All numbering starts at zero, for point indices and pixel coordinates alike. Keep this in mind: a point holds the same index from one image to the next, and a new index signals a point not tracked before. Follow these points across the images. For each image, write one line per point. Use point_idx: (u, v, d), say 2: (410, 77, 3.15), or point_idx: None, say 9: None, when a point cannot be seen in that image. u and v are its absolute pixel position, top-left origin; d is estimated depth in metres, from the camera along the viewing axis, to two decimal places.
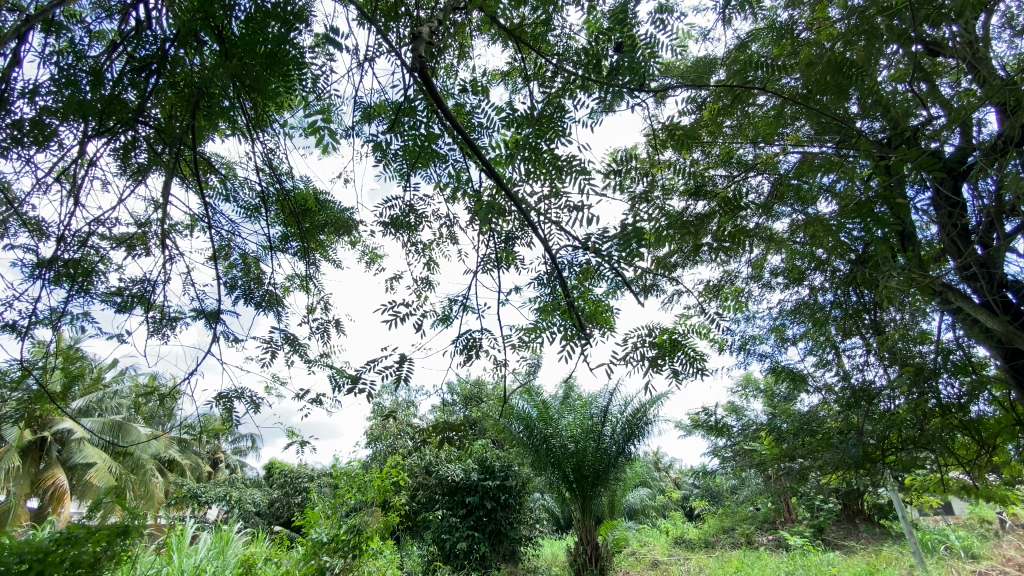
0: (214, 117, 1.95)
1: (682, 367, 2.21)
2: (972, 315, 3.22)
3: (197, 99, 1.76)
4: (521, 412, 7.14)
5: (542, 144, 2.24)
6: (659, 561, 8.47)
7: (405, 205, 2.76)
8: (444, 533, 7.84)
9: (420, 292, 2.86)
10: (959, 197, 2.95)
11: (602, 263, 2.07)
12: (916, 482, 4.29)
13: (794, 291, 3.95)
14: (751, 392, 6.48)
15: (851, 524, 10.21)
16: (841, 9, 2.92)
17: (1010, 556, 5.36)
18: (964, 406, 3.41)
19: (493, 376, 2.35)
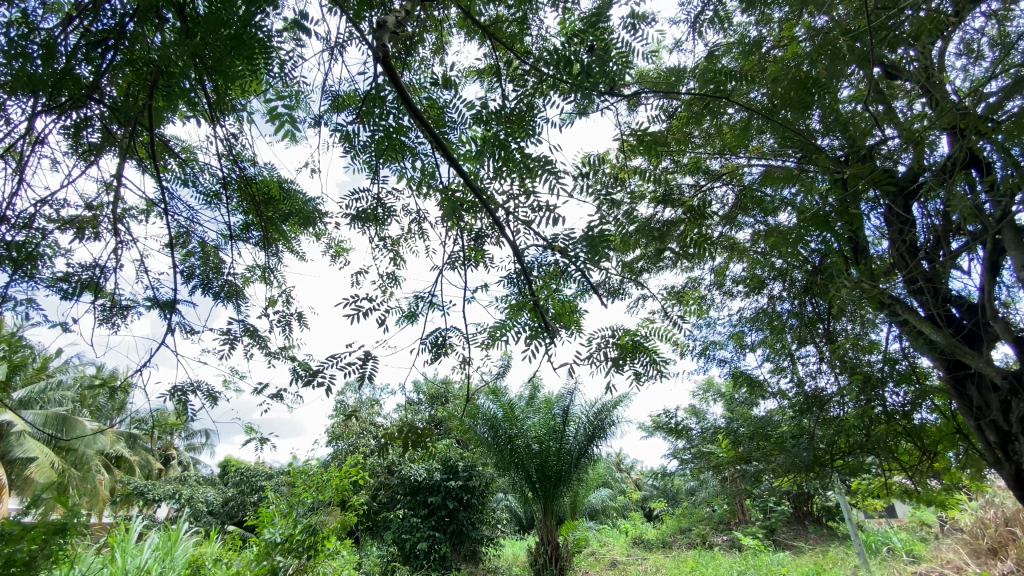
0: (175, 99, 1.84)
1: (643, 369, 2.28)
2: (917, 327, 3.40)
3: (156, 79, 1.66)
4: (486, 412, 7.14)
5: (512, 143, 2.25)
6: (618, 561, 8.58)
7: (373, 198, 2.71)
8: (404, 533, 7.74)
9: (386, 287, 2.81)
10: (908, 215, 3.12)
11: (569, 263, 2.10)
12: (862, 486, 4.49)
13: (754, 299, 4.07)
14: (711, 396, 6.64)
15: (801, 524, 10.60)
16: (806, 28, 3.03)
17: (946, 556, 5.66)
18: (908, 414, 3.64)
19: (459, 375, 2.34)
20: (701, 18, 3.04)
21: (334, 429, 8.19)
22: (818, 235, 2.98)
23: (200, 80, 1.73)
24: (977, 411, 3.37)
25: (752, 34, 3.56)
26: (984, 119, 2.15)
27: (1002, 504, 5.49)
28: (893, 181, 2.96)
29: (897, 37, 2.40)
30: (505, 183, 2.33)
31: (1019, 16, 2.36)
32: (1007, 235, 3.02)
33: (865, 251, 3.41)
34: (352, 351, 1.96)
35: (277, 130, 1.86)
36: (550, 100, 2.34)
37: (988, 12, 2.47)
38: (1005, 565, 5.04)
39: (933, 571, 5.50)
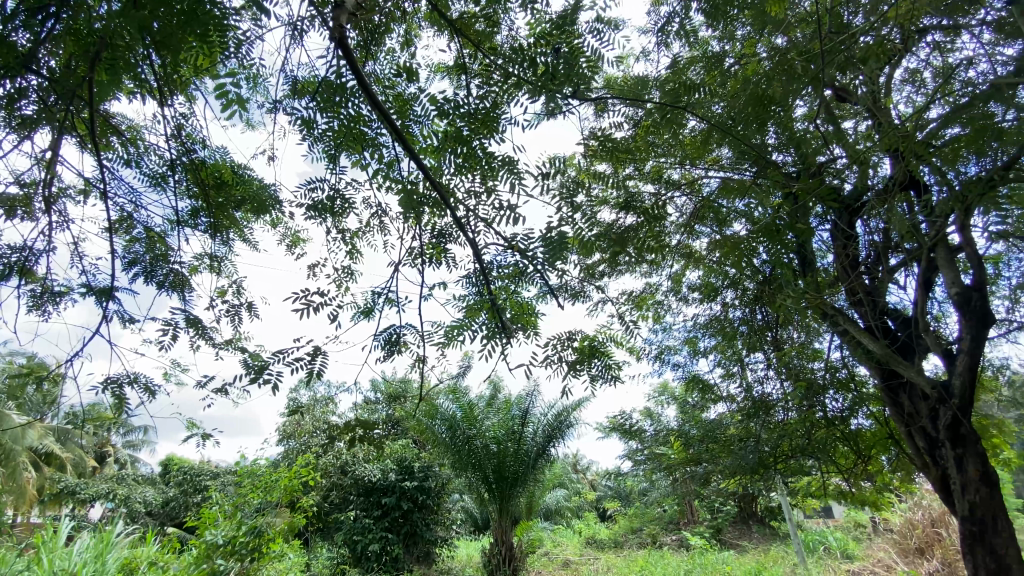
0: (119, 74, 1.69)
1: (598, 373, 2.32)
2: (856, 337, 3.60)
3: (100, 51, 1.51)
4: (444, 412, 7.07)
5: (475, 141, 2.24)
6: (570, 561, 8.68)
7: (331, 189, 2.61)
8: (356, 534, 7.57)
9: (341, 282, 2.72)
10: (851, 231, 3.29)
11: (528, 264, 2.12)
12: (803, 487, 4.70)
13: (708, 306, 4.20)
14: (665, 399, 6.81)
15: (745, 524, 11.01)
16: (766, 47, 3.15)
17: (877, 555, 6.00)
18: (846, 419, 3.83)
19: (414, 373, 2.31)
20: (668, 29, 3.11)
21: (286, 428, 7.91)
22: (770, 247, 3.09)
23: (149, 56, 1.61)
24: (908, 418, 3.60)
25: (716, 49, 3.67)
26: (922, 144, 2.30)
27: (929, 506, 5.85)
28: (840, 198, 3.11)
29: (848, 61, 2.52)
30: (467, 180, 2.31)
31: (957, 50, 2.53)
32: (939, 254, 3.23)
33: (812, 264, 3.58)
34: (301, 346, 1.90)
35: (227, 113, 1.77)
36: (516, 99, 2.34)
37: (930, 44, 2.64)
38: (929, 563, 5.37)
39: (865, 569, 5.80)
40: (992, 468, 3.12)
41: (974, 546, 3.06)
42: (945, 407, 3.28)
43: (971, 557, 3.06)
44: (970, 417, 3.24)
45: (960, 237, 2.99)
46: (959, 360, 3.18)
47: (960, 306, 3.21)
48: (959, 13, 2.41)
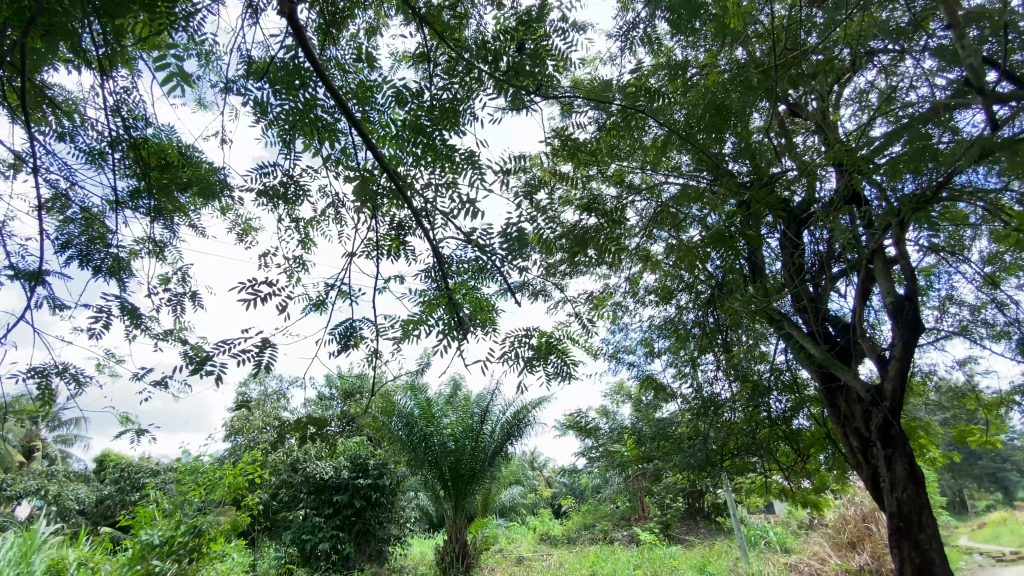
0: (53, 41, 1.57)
1: (554, 370, 2.34)
2: (800, 341, 3.78)
3: (33, 12, 1.40)
4: (401, 408, 6.98)
5: (436, 133, 2.21)
6: (523, 557, 8.73)
7: (284, 175, 2.50)
8: (305, 533, 7.37)
9: (292, 272, 2.62)
10: (799, 240, 3.46)
11: (488, 258, 2.13)
12: (747, 484, 4.90)
13: (663, 308, 4.31)
14: (622, 398, 6.94)
15: (693, 519, 11.38)
16: (726, 60, 3.25)
17: (814, 548, 6.33)
18: (787, 419, 4.04)
19: (367, 367, 2.26)
20: (634, 35, 3.16)
21: (234, 423, 7.59)
22: (723, 252, 3.20)
23: (88, 22, 1.49)
24: (844, 419, 3.82)
25: (679, 58, 3.77)
26: (865, 160, 2.43)
27: (861, 502, 6.24)
28: (788, 209, 3.25)
29: (801, 77, 2.64)
30: (427, 172, 2.27)
31: (901, 73, 2.69)
32: (877, 265, 3.43)
33: (761, 270, 3.73)
34: (247, 337, 1.82)
35: (169, 90, 1.67)
36: (481, 92, 2.32)
37: (876, 66, 2.80)
38: (860, 556, 5.72)
39: (802, 562, 6.11)
40: (917, 466, 3.35)
41: (901, 541, 3.28)
42: (878, 409, 3.49)
43: (898, 551, 3.28)
44: (899, 419, 3.46)
45: (896, 249, 3.18)
46: (891, 365, 3.39)
47: (894, 315, 3.42)
48: (903, 39, 2.56)
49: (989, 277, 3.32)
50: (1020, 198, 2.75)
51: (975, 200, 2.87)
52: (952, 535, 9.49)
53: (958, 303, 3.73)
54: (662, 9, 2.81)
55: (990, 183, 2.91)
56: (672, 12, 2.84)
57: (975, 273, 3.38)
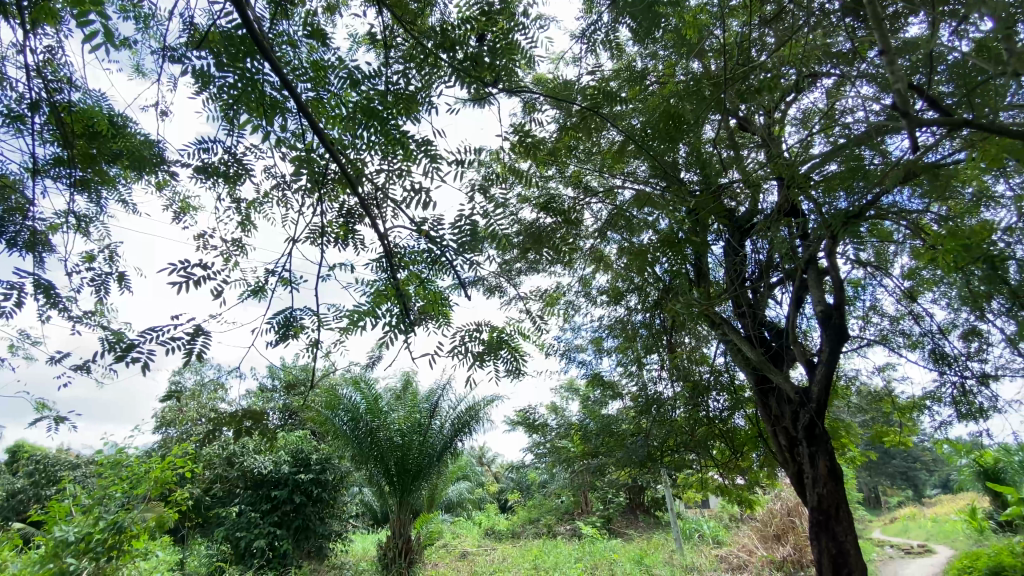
0: None
1: (504, 365, 2.36)
2: (738, 345, 3.97)
3: None
4: (347, 402, 6.80)
5: (390, 119, 2.15)
6: (467, 552, 8.73)
7: (225, 152, 2.36)
8: (239, 530, 7.06)
9: (229, 256, 2.48)
10: (742, 249, 3.63)
11: (438, 250, 2.10)
12: (685, 480, 5.11)
13: (613, 309, 4.41)
14: (571, 394, 7.06)
15: (633, 514, 11.74)
16: (683, 70, 3.36)
17: (743, 541, 6.69)
18: (724, 418, 4.24)
19: (309, 359, 2.18)
20: (597, 39, 3.20)
21: (165, 414, 7.16)
22: (670, 257, 3.31)
23: None
24: (774, 419, 4.05)
25: (639, 66, 3.85)
26: (805, 176, 2.58)
27: (786, 497, 6.64)
28: (733, 218, 3.40)
29: (752, 93, 2.76)
30: (379, 160, 2.21)
31: (840, 96, 2.86)
32: (810, 275, 3.65)
33: (706, 275, 3.89)
34: (178, 324, 1.71)
35: (91, 47, 1.52)
36: (439, 81, 2.26)
37: (819, 87, 2.97)
38: (784, 547, 6.11)
39: (731, 554, 6.44)
40: (837, 464, 3.60)
41: (820, 533, 3.53)
42: (805, 410, 3.72)
43: (817, 543, 3.52)
44: (823, 419, 3.70)
45: (828, 262, 3.39)
46: (819, 369, 3.62)
47: (823, 322, 3.64)
48: (843, 64, 2.73)
49: (907, 290, 3.60)
50: (937, 219, 2.99)
51: (899, 219, 3.11)
52: (865, 527, 10.27)
53: (880, 313, 4.02)
54: (625, 15, 2.85)
55: (911, 204, 3.15)
56: (634, 19, 2.90)
57: (896, 286, 3.66)
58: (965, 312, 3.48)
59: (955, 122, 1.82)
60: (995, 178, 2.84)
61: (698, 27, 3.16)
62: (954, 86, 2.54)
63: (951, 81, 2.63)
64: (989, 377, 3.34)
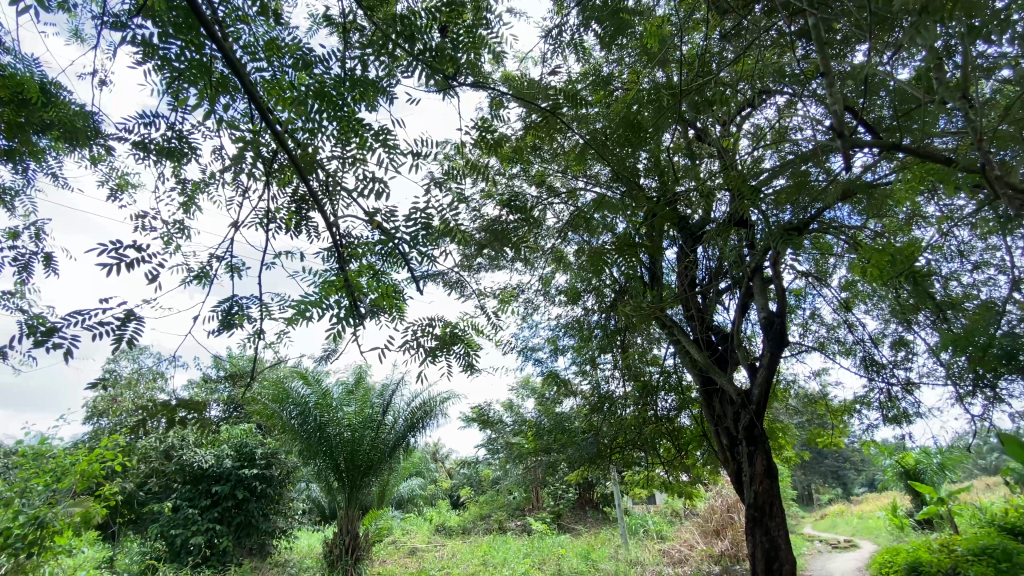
0: None
1: (457, 359, 2.35)
2: (687, 347, 4.11)
3: None
4: (296, 396, 6.60)
5: (345, 104, 2.09)
6: (416, 548, 8.67)
7: (169, 129, 2.23)
8: (175, 527, 6.73)
9: (170, 238, 2.34)
10: (693, 255, 3.74)
11: (391, 242, 2.05)
12: (632, 477, 5.25)
13: (571, 309, 4.47)
14: (526, 392, 7.10)
15: (583, 510, 11.96)
16: (647, 78, 3.43)
17: (685, 536, 6.94)
18: (671, 417, 4.38)
19: (252, 349, 2.10)
20: (564, 41, 3.22)
21: (97, 405, 6.72)
22: (627, 259, 3.38)
23: None
24: (717, 418, 4.24)
25: (604, 72, 3.92)
26: (755, 188, 2.68)
27: (726, 494, 6.94)
28: (687, 224, 3.51)
29: (710, 106, 2.85)
30: (334, 146, 2.15)
31: (790, 113, 3.00)
32: (755, 283, 3.81)
33: (659, 278, 3.99)
34: (108, 309, 1.58)
35: (15, 6, 1.39)
36: (398, 70, 2.21)
37: (771, 104, 3.10)
38: (722, 542, 6.40)
39: (673, 549, 6.67)
40: (773, 463, 3.80)
41: (754, 527, 3.72)
42: (746, 411, 3.91)
43: (752, 537, 3.71)
44: (762, 420, 3.90)
45: (772, 271, 3.56)
46: (760, 373, 3.80)
47: (766, 328, 3.82)
48: (795, 83, 2.86)
49: (843, 300, 3.83)
50: (873, 236, 3.19)
51: (839, 233, 3.29)
52: (797, 522, 10.89)
53: (818, 321, 4.25)
54: (592, 20, 2.87)
55: (850, 219, 3.34)
56: (602, 24, 2.93)
57: (833, 296, 3.88)
58: (893, 323, 3.73)
59: (889, 145, 1.92)
60: (925, 201, 3.05)
61: (662, 38, 3.23)
62: (892, 111, 2.71)
63: (888, 106, 2.81)
64: (911, 385, 3.60)
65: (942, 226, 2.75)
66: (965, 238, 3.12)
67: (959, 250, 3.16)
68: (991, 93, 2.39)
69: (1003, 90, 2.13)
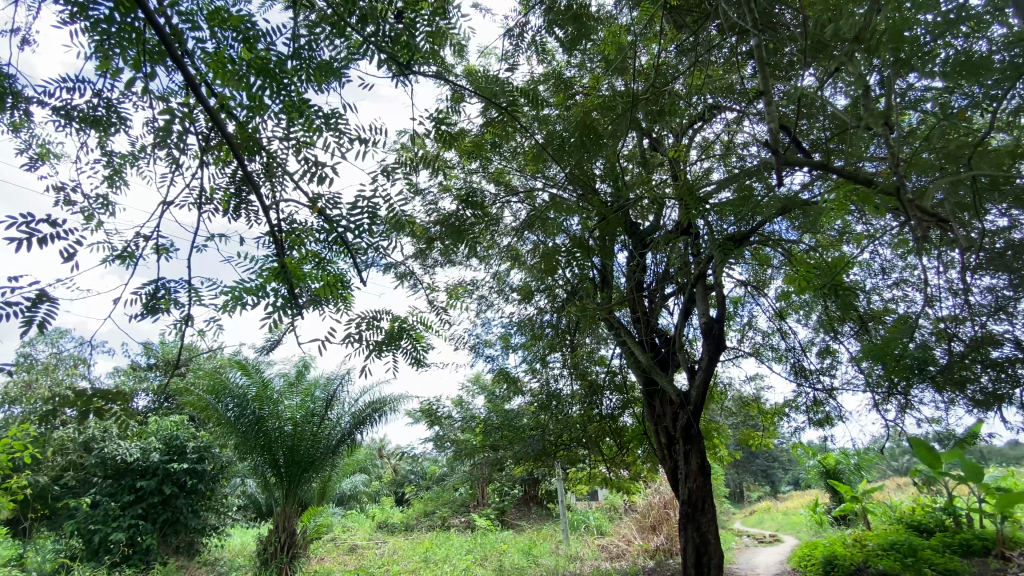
0: None
1: (404, 354, 2.31)
2: (632, 348, 4.22)
3: None
4: (233, 388, 6.31)
5: (291, 83, 2.00)
6: (357, 546, 8.49)
7: (96, 97, 2.05)
8: (93, 524, 6.29)
9: (91, 213, 2.16)
10: (642, 259, 3.84)
11: (333, 230, 1.99)
12: (576, 474, 5.34)
13: (523, 307, 4.48)
14: (476, 388, 7.07)
15: (527, 506, 12.06)
16: (606, 85, 3.49)
17: (624, 532, 7.14)
18: (615, 416, 4.50)
19: (179, 336, 1.97)
20: (526, 41, 3.21)
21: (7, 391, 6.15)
22: (579, 260, 3.42)
23: None
24: (657, 418, 4.39)
25: (566, 75, 3.96)
26: (702, 199, 2.78)
27: (664, 491, 7.20)
28: (637, 230, 3.59)
29: (664, 117, 2.92)
30: (278, 128, 2.06)
31: (738, 129, 3.13)
32: (698, 290, 3.96)
33: (609, 281, 4.07)
34: (13, 288, 1.43)
35: None
36: (352, 54, 2.14)
37: (721, 118, 3.22)
38: (658, 537, 6.64)
39: (612, 544, 6.87)
40: (707, 462, 3.98)
41: (688, 523, 3.89)
42: (684, 412, 4.08)
43: (685, 533, 3.89)
44: (698, 421, 4.07)
45: (714, 278, 3.71)
46: (698, 376, 3.97)
47: (706, 333, 3.98)
48: (743, 100, 2.98)
49: (778, 310, 4.05)
50: (807, 250, 3.38)
51: (776, 246, 3.47)
52: (728, 518, 11.45)
53: (755, 328, 4.47)
54: (555, 23, 2.89)
55: (787, 233, 3.52)
56: (566, 28, 2.94)
57: (770, 305, 4.10)
58: (821, 333, 3.97)
59: (824, 166, 2.03)
60: (854, 219, 3.26)
61: (621, 47, 3.30)
62: (830, 134, 2.87)
63: (826, 129, 2.97)
64: (835, 391, 3.85)
65: (867, 244, 2.95)
66: (887, 256, 3.36)
67: (880, 267, 3.40)
68: (914, 123, 2.58)
69: (924, 121, 2.31)
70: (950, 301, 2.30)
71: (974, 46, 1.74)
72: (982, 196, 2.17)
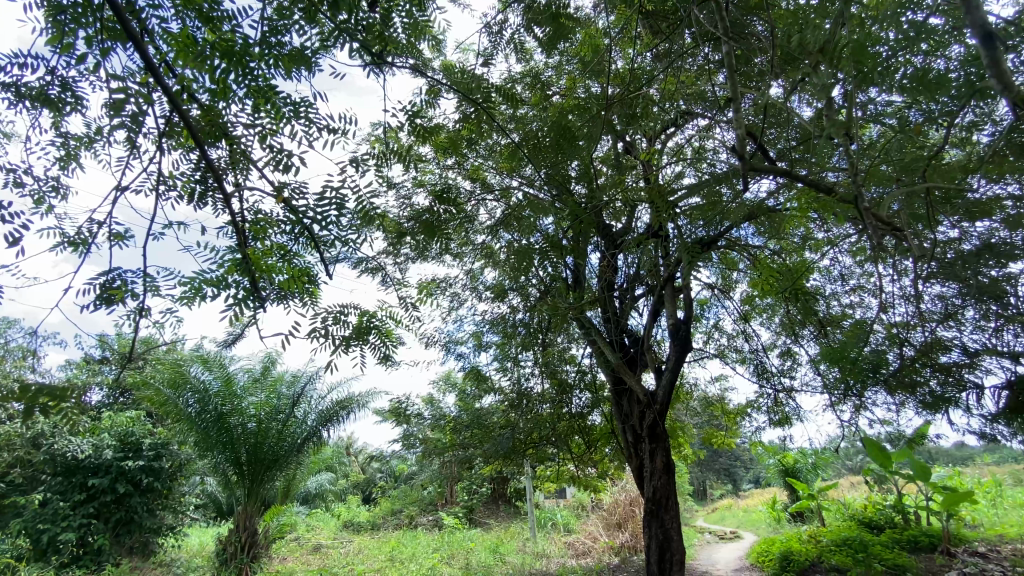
0: None
1: (372, 349, 2.28)
2: (601, 348, 4.27)
3: None
4: (195, 382, 6.10)
5: (257, 68, 1.94)
6: (321, 545, 8.33)
7: (49, 75, 1.95)
8: (40, 523, 5.98)
9: (42, 196, 2.06)
10: (613, 260, 3.89)
11: (299, 220, 1.95)
12: (545, 472, 5.36)
13: (496, 305, 4.48)
14: (446, 386, 7.03)
15: (496, 504, 12.06)
16: (583, 87, 3.52)
17: (591, 529, 7.22)
18: (584, 415, 4.53)
19: (134, 327, 1.89)
20: (504, 38, 3.21)
21: None
22: (552, 259, 3.43)
23: None
24: (625, 417, 4.47)
25: (544, 75, 3.98)
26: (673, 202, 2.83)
27: (630, 489, 7.31)
28: (609, 231, 3.63)
29: (638, 120, 2.96)
30: (243, 113, 2.00)
31: (708, 135, 3.20)
32: (666, 292, 4.04)
33: (581, 281, 4.11)
34: None
35: None
36: (325, 42, 2.09)
37: (693, 124, 3.29)
38: (623, 534, 6.73)
39: (579, 542, 6.94)
40: (671, 460, 4.08)
41: (652, 519, 3.98)
42: (651, 411, 4.16)
43: (649, 529, 3.97)
44: (664, 420, 4.17)
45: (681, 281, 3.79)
46: (665, 376, 4.06)
47: (673, 334, 4.06)
48: (715, 107, 3.05)
49: (743, 312, 4.16)
50: (772, 254, 3.48)
51: (743, 251, 3.56)
52: (692, 516, 11.70)
53: (721, 330, 4.58)
54: (533, 23, 2.90)
55: (753, 238, 3.62)
56: (544, 27, 2.95)
57: (735, 308, 4.21)
58: (783, 336, 4.11)
59: (789, 173, 2.09)
60: (816, 227, 3.37)
61: (598, 49, 3.33)
62: (795, 143, 2.97)
63: (793, 138, 3.06)
64: (794, 392, 3.99)
65: (828, 251, 3.05)
66: (846, 263, 3.49)
67: (840, 273, 3.53)
68: (873, 136, 2.69)
69: (883, 134, 2.40)
70: (902, 307, 2.40)
71: (930, 64, 1.82)
72: (933, 207, 2.28)
